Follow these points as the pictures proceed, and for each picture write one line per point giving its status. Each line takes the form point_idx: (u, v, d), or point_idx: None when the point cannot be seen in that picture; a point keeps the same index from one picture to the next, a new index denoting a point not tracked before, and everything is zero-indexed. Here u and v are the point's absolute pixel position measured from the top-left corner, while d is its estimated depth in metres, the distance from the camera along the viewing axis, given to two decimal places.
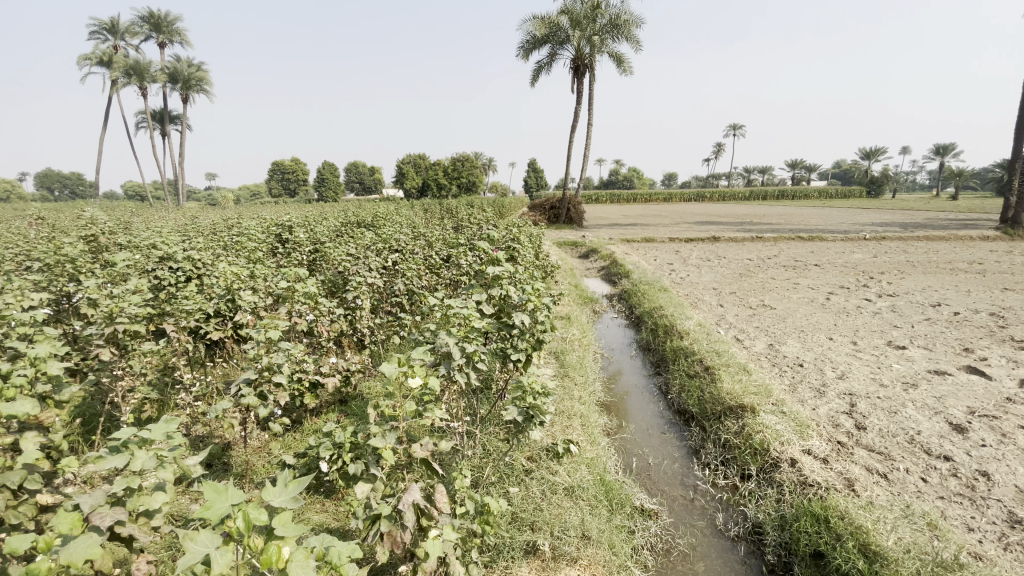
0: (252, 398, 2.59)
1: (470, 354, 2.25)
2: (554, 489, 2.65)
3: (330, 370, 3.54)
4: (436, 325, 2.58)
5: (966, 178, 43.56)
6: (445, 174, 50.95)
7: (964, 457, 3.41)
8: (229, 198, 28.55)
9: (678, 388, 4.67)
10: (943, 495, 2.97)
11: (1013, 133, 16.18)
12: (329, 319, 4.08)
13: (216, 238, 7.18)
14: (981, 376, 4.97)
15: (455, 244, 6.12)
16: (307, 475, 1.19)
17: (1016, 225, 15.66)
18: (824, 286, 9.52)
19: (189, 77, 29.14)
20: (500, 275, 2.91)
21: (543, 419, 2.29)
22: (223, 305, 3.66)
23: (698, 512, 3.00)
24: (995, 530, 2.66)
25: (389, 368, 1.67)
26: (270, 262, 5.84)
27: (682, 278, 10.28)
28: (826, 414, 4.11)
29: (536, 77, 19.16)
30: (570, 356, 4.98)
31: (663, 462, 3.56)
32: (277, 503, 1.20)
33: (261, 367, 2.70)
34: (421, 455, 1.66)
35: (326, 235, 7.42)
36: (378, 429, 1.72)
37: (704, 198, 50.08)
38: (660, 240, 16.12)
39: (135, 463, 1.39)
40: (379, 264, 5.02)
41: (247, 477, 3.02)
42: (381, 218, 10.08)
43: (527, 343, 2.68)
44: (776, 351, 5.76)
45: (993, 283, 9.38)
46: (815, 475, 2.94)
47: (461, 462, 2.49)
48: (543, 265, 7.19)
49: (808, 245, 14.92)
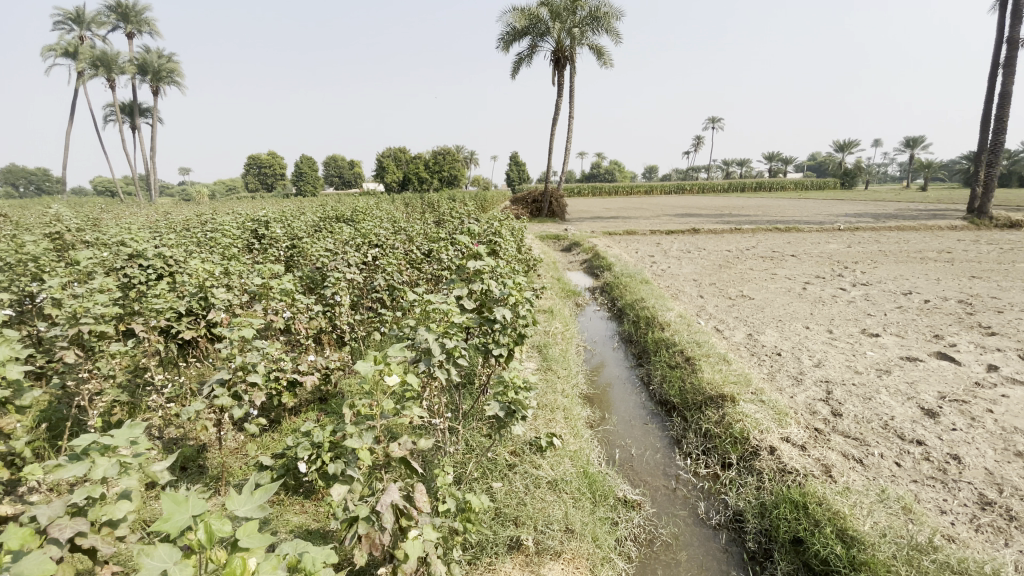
0: (226, 399, 2.51)
1: (450, 350, 2.21)
2: (537, 483, 2.64)
3: (308, 368, 3.48)
4: (416, 320, 2.53)
5: (935, 170, 44.82)
6: (425, 168, 50.50)
7: (936, 441, 3.51)
8: (204, 194, 27.86)
9: (659, 379, 4.70)
10: (916, 479, 3.05)
11: (981, 125, 16.64)
12: (307, 316, 4.00)
13: (190, 234, 6.98)
14: (950, 362, 5.11)
15: (436, 238, 6.05)
16: (274, 481, 1.22)
17: (982, 215, 16.17)
18: (800, 276, 9.70)
19: (160, 69, 28.26)
20: (480, 269, 2.88)
21: (525, 414, 2.27)
22: (196, 303, 3.55)
23: (680, 501, 3.03)
24: (967, 512, 2.74)
25: (366, 367, 1.63)
26: (246, 258, 5.70)
27: (663, 270, 10.38)
28: (803, 402, 4.19)
29: (516, 70, 19.04)
30: (553, 349, 4.98)
31: (645, 453, 3.58)
32: (244, 512, 1.21)
33: (235, 367, 2.62)
34: (400, 454, 1.62)
35: (303, 230, 7.27)
36: (355, 428, 1.68)
37: (684, 191, 50.61)
38: (642, 232, 16.23)
39: (94, 472, 1.32)
40: (359, 259, 4.93)
41: (224, 480, 2.94)
42: (361, 212, 9.92)
43: (509, 337, 2.65)
44: (755, 341, 5.85)
45: (961, 271, 9.67)
46: (794, 462, 2.99)
47: (443, 459, 2.46)
48: (525, 259, 7.17)
49: (784, 236, 15.19)
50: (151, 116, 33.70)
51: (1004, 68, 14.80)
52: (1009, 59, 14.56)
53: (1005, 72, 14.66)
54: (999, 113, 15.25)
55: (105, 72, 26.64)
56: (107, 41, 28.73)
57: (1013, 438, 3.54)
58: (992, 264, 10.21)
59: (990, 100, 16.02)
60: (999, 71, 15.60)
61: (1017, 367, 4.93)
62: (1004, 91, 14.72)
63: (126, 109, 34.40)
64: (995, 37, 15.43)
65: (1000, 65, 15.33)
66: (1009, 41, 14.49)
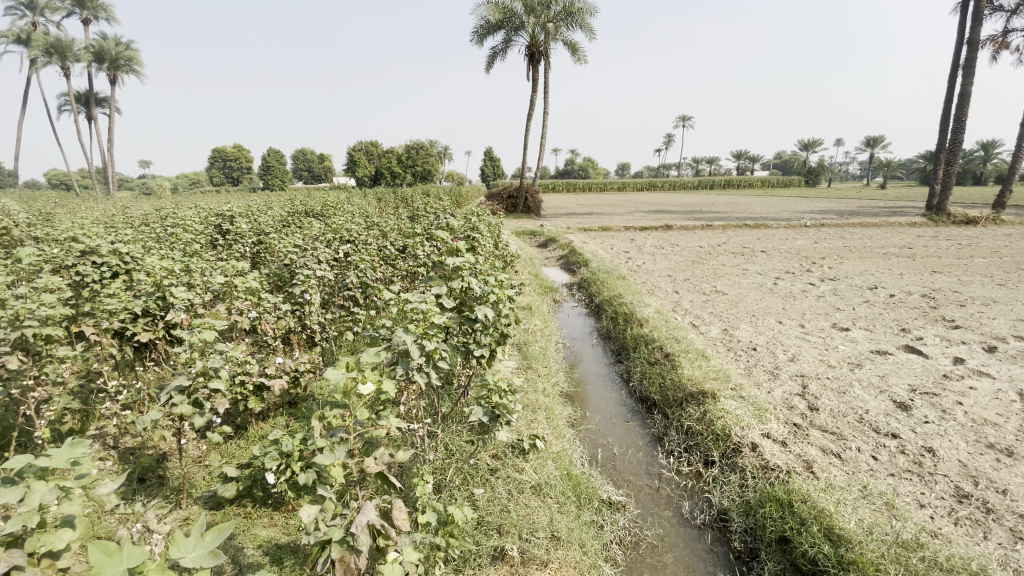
0: (186, 408, 2.31)
1: (431, 352, 2.09)
2: (520, 488, 2.55)
3: (276, 371, 3.30)
4: (392, 320, 2.39)
5: (893, 169, 46.71)
6: (398, 162, 49.79)
7: (910, 434, 3.57)
8: (166, 187, 26.77)
9: (639, 375, 4.67)
10: (894, 472, 3.09)
11: (939, 126, 17.30)
12: (275, 316, 3.80)
13: (148, 229, 6.62)
14: (918, 355, 5.25)
15: (411, 234, 5.89)
16: (228, 525, 1.14)
17: (940, 212, 16.86)
18: (771, 271, 9.88)
19: (117, 57, 26.96)
20: (459, 266, 2.75)
21: (510, 418, 2.17)
22: (153, 303, 3.31)
23: (664, 501, 2.98)
24: (945, 505, 2.80)
25: (337, 374, 1.49)
26: (209, 255, 5.42)
27: (638, 265, 10.42)
28: (781, 396, 4.21)
29: (490, 64, 18.85)
30: (532, 347, 4.89)
31: (628, 452, 3.53)
32: (192, 559, 1.12)
33: (196, 372, 2.42)
34: (377, 469, 1.49)
35: (271, 226, 6.99)
36: (326, 441, 1.53)
37: (655, 188, 51.39)
38: (617, 228, 16.31)
39: (30, 500, 1.16)
40: (329, 255, 4.73)
41: (186, 492, 2.75)
42: (332, 207, 9.62)
43: (490, 337, 2.54)
44: (731, 336, 5.89)
45: (923, 266, 10.02)
46: (776, 459, 2.98)
47: (423, 467, 2.34)
48: (502, 254, 7.05)
49: (755, 232, 15.50)
50: (109, 106, 32.18)
51: (964, 69, 15.42)
52: (969, 60, 15.19)
53: (964, 74, 15.28)
54: (957, 114, 15.89)
55: (58, 59, 25.24)
56: (59, 26, 27.21)
57: (982, 429, 3.64)
58: (951, 260, 10.61)
59: (947, 102, 16.66)
60: (958, 73, 16.25)
61: (982, 360, 5.09)
62: (963, 91, 15.35)
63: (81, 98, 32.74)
64: (956, 40, 16.05)
65: (960, 67, 15.97)
66: (970, 42, 15.11)
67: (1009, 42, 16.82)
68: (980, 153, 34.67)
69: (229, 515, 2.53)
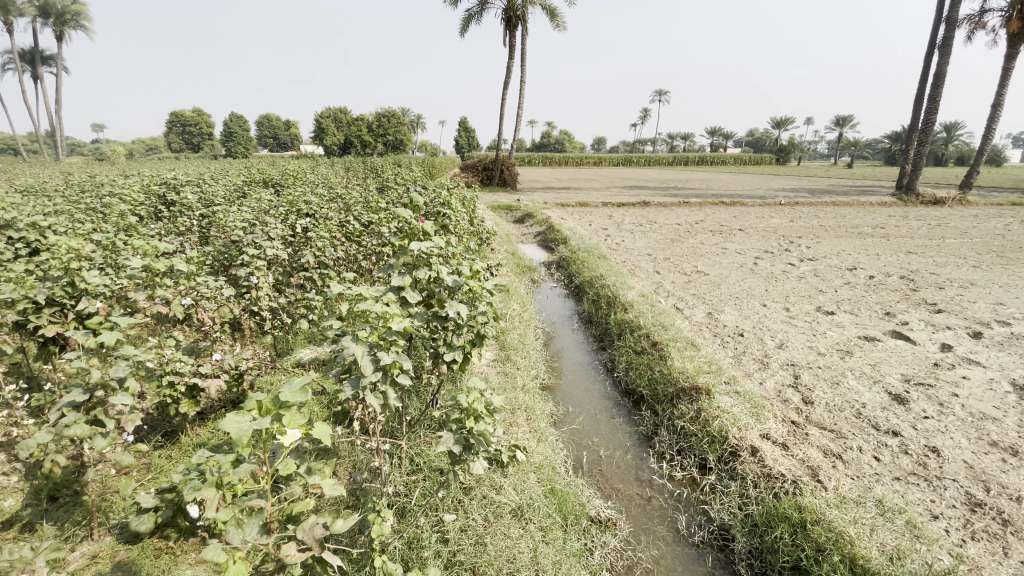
0: (82, 428, 1.82)
1: (387, 367, 1.65)
2: (499, 512, 2.21)
3: (213, 370, 2.85)
4: (341, 322, 1.94)
5: (861, 149, 47.48)
6: (367, 131, 47.97)
7: (912, 431, 3.35)
8: (124, 154, 25.11)
9: (624, 366, 4.35)
10: (899, 476, 2.87)
11: (914, 104, 17.31)
12: (215, 303, 3.29)
13: (77, 198, 5.86)
14: (906, 342, 5.09)
15: (375, 207, 5.34)
16: None
17: (909, 192, 17.02)
18: (751, 250, 9.70)
19: (62, 10, 24.55)
20: (425, 251, 2.32)
21: (488, 445, 1.72)
22: (60, 289, 2.74)
23: (657, 515, 2.67)
24: (958, 516, 2.57)
25: (239, 427, 0.99)
26: (147, 229, 4.80)
27: (617, 243, 10.09)
28: (774, 388, 3.97)
29: (466, 28, 17.85)
30: (511, 336, 4.48)
31: (615, 454, 3.21)
32: None
33: (95, 383, 1.89)
34: (301, 553, 1.07)
35: (221, 197, 6.28)
36: (230, 513, 1.09)
37: (630, 162, 50.90)
38: (595, 204, 15.92)
39: None
40: (282, 233, 4.21)
41: (100, 518, 2.30)
42: (293, 177, 8.87)
43: (463, 339, 2.16)
44: (716, 320, 5.64)
45: (897, 246, 10.02)
46: (780, 466, 2.72)
47: (381, 498, 1.96)
48: (477, 231, 6.56)
49: (730, 210, 15.36)
50: (54, 63, 29.59)
51: (940, 49, 15.37)
52: (946, 40, 15.13)
53: (941, 53, 15.23)
54: (931, 94, 15.91)
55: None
56: None
57: (983, 425, 3.45)
58: (923, 240, 10.65)
59: (923, 81, 16.68)
60: (935, 52, 16.21)
61: (969, 346, 4.96)
62: (938, 70, 15.34)
63: (23, 55, 29.74)
64: (934, 18, 15.98)
65: (937, 47, 15.91)
66: (948, 21, 15.02)
67: (984, 23, 16.72)
68: (943, 134, 35.49)
69: (148, 551, 2.12)
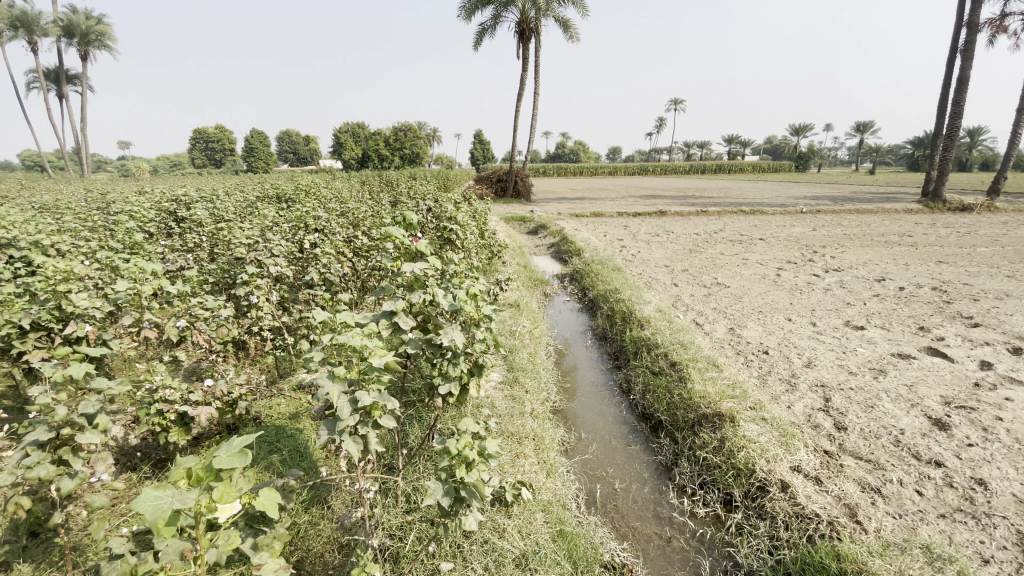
0: (46, 469, 1.68)
1: (370, 407, 1.48)
2: (499, 561, 2.01)
3: (203, 397, 2.72)
4: (326, 354, 1.76)
5: (883, 155, 46.39)
6: (384, 144, 48.58)
7: (955, 461, 3.04)
8: (146, 170, 25.62)
9: (641, 388, 4.11)
10: (944, 514, 2.59)
11: (938, 109, 16.77)
12: (211, 323, 3.15)
13: (89, 215, 5.87)
14: (944, 359, 4.75)
15: (382, 222, 5.22)
16: None
17: (936, 199, 16.40)
18: (772, 261, 9.35)
19: (88, 31, 25.36)
20: (420, 272, 2.14)
21: (482, 497, 1.54)
22: (46, 313, 2.63)
23: (678, 558, 2.43)
24: (1011, 560, 2.30)
25: (159, 505, 0.96)
26: (152, 247, 4.74)
27: (633, 255, 9.84)
28: (802, 412, 3.70)
29: (478, 42, 17.96)
30: (520, 356, 4.29)
31: (632, 487, 2.97)
32: None
33: (61, 420, 1.74)
34: None
35: (230, 212, 6.23)
36: None
37: (645, 171, 50.46)
38: (610, 214, 15.69)
39: None
40: (285, 249, 4.09)
41: (77, 559, 2.17)
42: (306, 191, 8.86)
43: (461, 369, 1.97)
44: (739, 336, 5.36)
45: (927, 256, 9.56)
46: (813, 505, 2.47)
47: (369, 547, 1.78)
48: (488, 245, 6.41)
49: (750, 219, 14.97)
50: (81, 83, 30.55)
51: (963, 52, 14.90)
52: (969, 43, 14.66)
53: (964, 57, 14.77)
54: (955, 97, 15.39)
55: (26, 34, 23.80)
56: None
57: None
58: (953, 249, 10.17)
59: (947, 85, 16.18)
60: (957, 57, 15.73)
61: (1011, 364, 4.60)
62: (961, 75, 14.87)
63: (48, 75, 30.70)
64: (956, 21, 15.53)
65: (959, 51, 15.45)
66: (971, 24, 14.58)
67: (1007, 25, 16.21)
68: (968, 139, 34.43)
69: None
